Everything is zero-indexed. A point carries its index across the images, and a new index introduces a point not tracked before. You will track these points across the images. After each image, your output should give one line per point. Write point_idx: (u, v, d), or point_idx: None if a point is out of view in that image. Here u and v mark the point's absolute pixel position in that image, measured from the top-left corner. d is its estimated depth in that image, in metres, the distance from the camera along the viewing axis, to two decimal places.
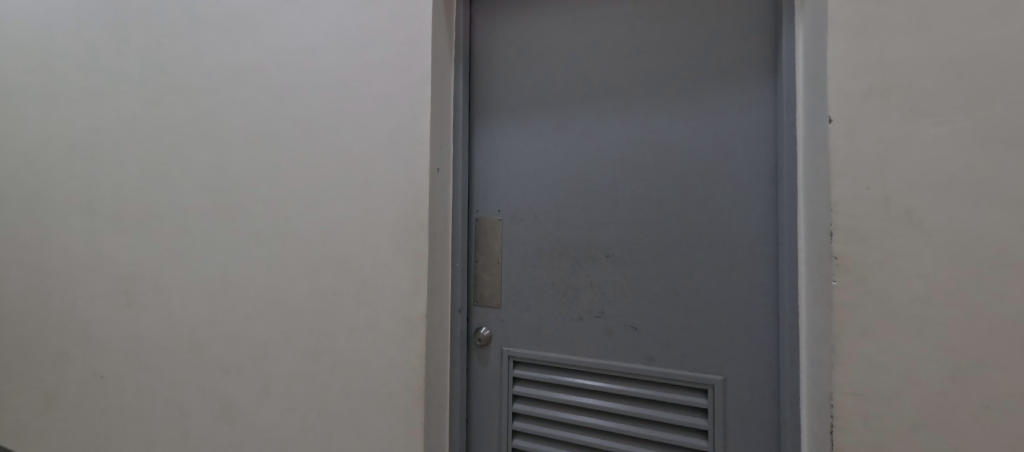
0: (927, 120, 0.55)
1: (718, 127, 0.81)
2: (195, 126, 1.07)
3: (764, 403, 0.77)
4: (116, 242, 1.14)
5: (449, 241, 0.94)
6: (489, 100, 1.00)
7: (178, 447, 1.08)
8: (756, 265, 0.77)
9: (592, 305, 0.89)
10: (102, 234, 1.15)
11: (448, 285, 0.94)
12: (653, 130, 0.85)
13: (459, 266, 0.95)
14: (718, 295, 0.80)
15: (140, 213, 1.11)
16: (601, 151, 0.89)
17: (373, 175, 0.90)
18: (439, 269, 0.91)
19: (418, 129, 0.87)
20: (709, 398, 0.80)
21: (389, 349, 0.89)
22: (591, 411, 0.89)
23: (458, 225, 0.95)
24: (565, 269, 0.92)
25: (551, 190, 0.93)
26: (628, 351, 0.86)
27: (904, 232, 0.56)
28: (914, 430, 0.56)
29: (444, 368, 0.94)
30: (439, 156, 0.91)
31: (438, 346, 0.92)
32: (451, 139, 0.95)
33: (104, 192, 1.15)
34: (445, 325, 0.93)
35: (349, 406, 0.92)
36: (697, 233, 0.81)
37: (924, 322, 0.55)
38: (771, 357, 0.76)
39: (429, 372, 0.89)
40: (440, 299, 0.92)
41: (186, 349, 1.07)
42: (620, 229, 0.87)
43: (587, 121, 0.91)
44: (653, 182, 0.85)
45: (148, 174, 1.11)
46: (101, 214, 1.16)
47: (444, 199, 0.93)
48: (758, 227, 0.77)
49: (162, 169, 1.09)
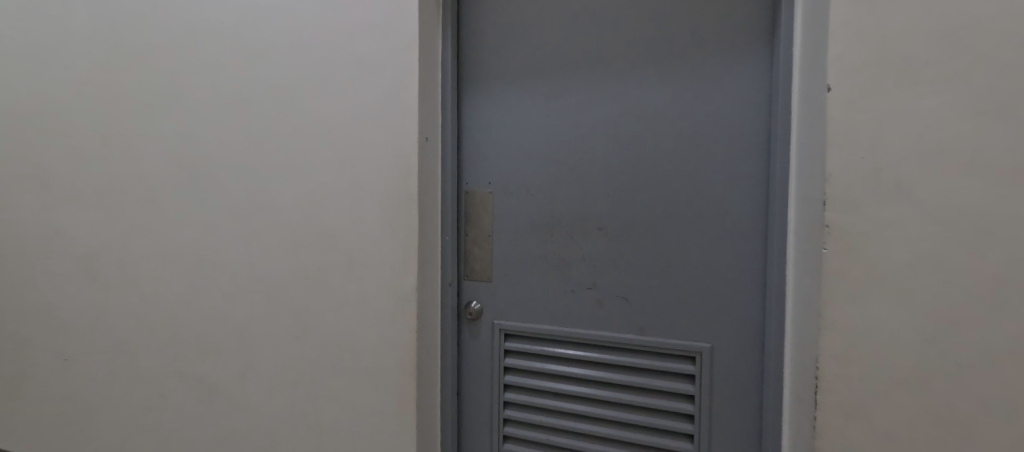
0: (922, 90, 0.56)
1: (713, 98, 0.80)
2: (159, 92, 0.99)
3: (749, 368, 0.80)
4: (75, 217, 1.06)
5: (439, 214, 0.92)
6: (476, 69, 0.96)
7: (157, 428, 1.04)
8: (744, 236, 0.79)
9: (584, 277, 0.90)
10: (59, 209, 1.07)
11: (438, 259, 0.92)
12: (648, 100, 0.84)
13: (448, 239, 0.93)
14: (708, 266, 0.81)
15: (100, 185, 1.04)
16: (594, 121, 0.87)
17: (358, 145, 0.86)
18: (429, 242, 0.89)
19: (405, 97, 0.83)
20: (697, 365, 0.83)
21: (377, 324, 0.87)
22: (582, 381, 0.90)
23: (447, 198, 0.92)
24: (557, 241, 0.91)
25: (542, 162, 0.91)
26: (619, 322, 0.87)
27: (893, 202, 0.57)
28: (892, 389, 0.58)
29: (435, 343, 0.93)
30: (427, 125, 0.87)
31: (429, 320, 0.91)
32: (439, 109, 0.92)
33: (58, 163, 1.06)
34: (435, 299, 0.92)
35: (338, 382, 0.90)
36: (688, 205, 0.82)
37: (907, 288, 0.57)
38: (757, 325, 0.79)
39: (420, 346, 0.88)
40: (430, 273, 0.90)
41: (160, 328, 1.02)
42: (613, 201, 0.87)
43: (580, 90, 0.88)
44: (647, 154, 0.84)
45: (107, 144, 1.03)
46: (56, 187, 1.07)
47: (433, 171, 0.90)
48: (750, 199, 0.78)
49: (123, 138, 1.01)
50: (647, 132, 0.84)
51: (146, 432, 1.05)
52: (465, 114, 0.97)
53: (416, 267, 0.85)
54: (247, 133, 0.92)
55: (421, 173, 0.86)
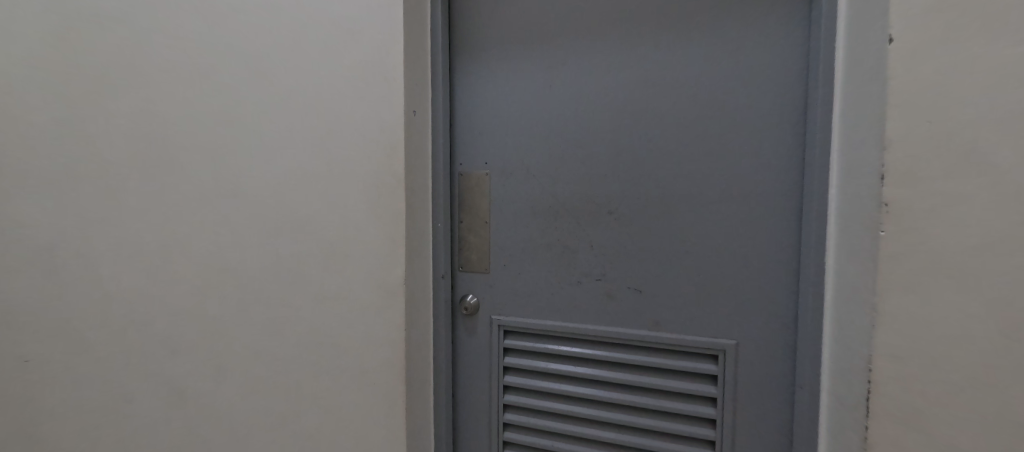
0: (1003, 33, 0.46)
1: (740, 62, 0.70)
2: None
3: (778, 367, 0.71)
4: None
5: (430, 198, 0.82)
6: (468, 37, 0.86)
7: None
8: (774, 220, 0.70)
9: (592, 266, 0.80)
10: None
11: (429, 249, 0.83)
12: (664, 66, 0.74)
13: (441, 226, 0.83)
14: (733, 253, 0.72)
15: None
16: (603, 91, 0.78)
17: (336, 119, 0.75)
18: (418, 229, 0.80)
19: (390, 63, 0.74)
20: (720, 364, 0.74)
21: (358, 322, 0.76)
22: (590, 382, 0.82)
23: (439, 181, 0.83)
24: (562, 228, 0.82)
25: (544, 140, 0.82)
26: (631, 317, 0.79)
27: (966, 171, 0.48)
28: (961, 394, 0.49)
29: (426, 340, 0.85)
30: (415, 96, 0.78)
31: (419, 316, 0.82)
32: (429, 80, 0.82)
33: None
34: (427, 293, 0.83)
35: (317, 388, 0.80)
36: (709, 185, 0.73)
37: (981, 274, 0.48)
38: (788, 319, 0.70)
39: (409, 344, 0.80)
40: (419, 264, 0.81)
41: None
42: (625, 181, 0.77)
43: (587, 56, 0.79)
44: (663, 128, 0.75)
45: None
46: None
47: (422, 149, 0.81)
48: (782, 177, 0.69)
49: None
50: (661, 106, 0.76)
51: None
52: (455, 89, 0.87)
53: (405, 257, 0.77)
54: (189, 99, 0.76)
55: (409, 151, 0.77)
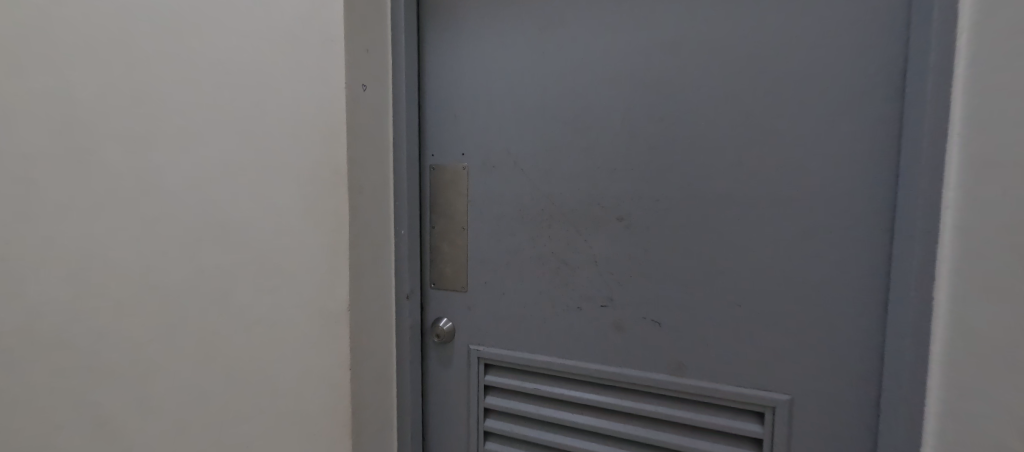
0: None
1: (804, 13, 0.51)
2: None
3: (848, 434, 0.52)
4: None
5: (391, 198, 0.65)
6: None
7: None
8: (847, 233, 0.51)
9: (596, 288, 0.62)
10: None
11: (391, 261, 0.66)
12: (697, 23, 0.55)
13: (405, 234, 0.66)
14: (788, 277, 0.53)
15: None
16: (613, 59, 0.59)
17: (260, 85, 0.53)
18: (374, 237, 0.63)
19: (328, 19, 0.55)
20: (766, 425, 0.55)
21: (286, 368, 0.56)
22: (591, 435, 0.64)
23: (401, 177, 0.66)
24: (559, 237, 0.64)
25: (537, 124, 0.64)
26: (648, 355, 0.60)
27: None
28: None
29: (388, 375, 0.68)
30: (367, 66, 0.60)
31: (378, 346, 0.65)
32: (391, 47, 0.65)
33: None
34: (388, 316, 0.66)
35: None
36: (756, 183, 0.54)
37: None
38: (865, 370, 0.51)
39: (363, 384, 0.63)
40: (377, 281, 0.64)
41: None
42: (640, 178, 0.59)
43: (592, 13, 0.60)
44: (693, 105, 0.56)
45: None
46: None
47: (380, 136, 0.63)
48: (861, 174, 0.50)
49: None
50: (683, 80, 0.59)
51: None
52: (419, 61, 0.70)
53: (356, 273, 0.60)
54: None
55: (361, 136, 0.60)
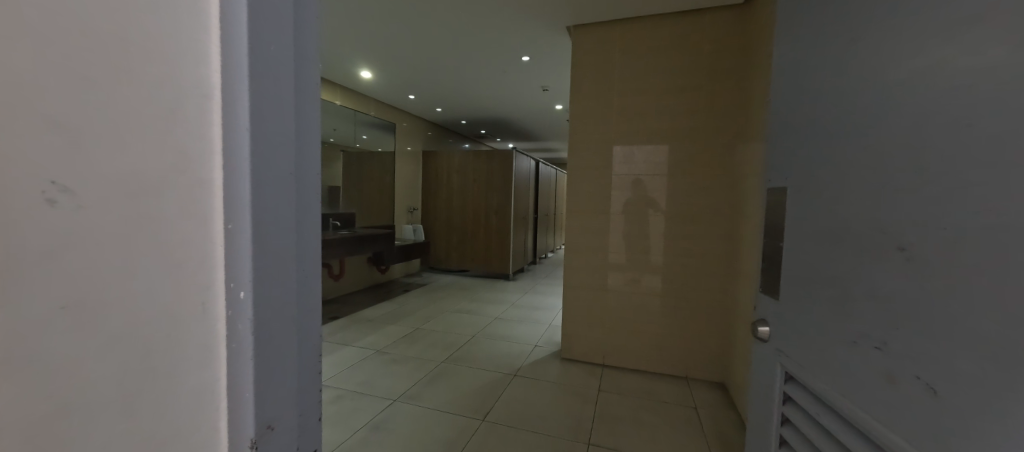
0: None
1: None
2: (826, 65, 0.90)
3: None
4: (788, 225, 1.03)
5: (164, 239, 0.59)
6: (807, 64, 0.98)
7: (763, 408, 1.13)
8: None
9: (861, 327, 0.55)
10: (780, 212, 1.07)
11: (217, 296, 0.61)
12: None
13: (242, 233, 0.59)
14: None
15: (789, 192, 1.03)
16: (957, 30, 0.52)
17: (100, 187, 0.56)
18: (159, 251, 0.59)
19: (154, 105, 0.57)
20: None
21: (107, 429, 0.59)
22: None
23: (241, 202, 0.59)
24: (877, 246, 0.74)
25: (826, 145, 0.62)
26: None
27: None
28: None
29: (211, 401, 0.62)
30: (223, 102, 0.58)
31: (144, 376, 0.59)
32: (282, 75, 0.61)
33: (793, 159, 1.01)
34: (165, 346, 0.60)
35: (303, 424, 0.70)
36: None
37: None
38: None
39: (157, 405, 0.60)
40: (180, 304, 0.60)
41: (788, 319, 1.02)
42: None
43: None
44: None
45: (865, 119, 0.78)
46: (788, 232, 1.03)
47: (172, 190, 0.58)
48: None
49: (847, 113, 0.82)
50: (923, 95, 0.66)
51: (761, 406, 1.14)
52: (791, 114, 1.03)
53: (147, 286, 0.58)
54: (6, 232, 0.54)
55: (141, 141, 0.57)
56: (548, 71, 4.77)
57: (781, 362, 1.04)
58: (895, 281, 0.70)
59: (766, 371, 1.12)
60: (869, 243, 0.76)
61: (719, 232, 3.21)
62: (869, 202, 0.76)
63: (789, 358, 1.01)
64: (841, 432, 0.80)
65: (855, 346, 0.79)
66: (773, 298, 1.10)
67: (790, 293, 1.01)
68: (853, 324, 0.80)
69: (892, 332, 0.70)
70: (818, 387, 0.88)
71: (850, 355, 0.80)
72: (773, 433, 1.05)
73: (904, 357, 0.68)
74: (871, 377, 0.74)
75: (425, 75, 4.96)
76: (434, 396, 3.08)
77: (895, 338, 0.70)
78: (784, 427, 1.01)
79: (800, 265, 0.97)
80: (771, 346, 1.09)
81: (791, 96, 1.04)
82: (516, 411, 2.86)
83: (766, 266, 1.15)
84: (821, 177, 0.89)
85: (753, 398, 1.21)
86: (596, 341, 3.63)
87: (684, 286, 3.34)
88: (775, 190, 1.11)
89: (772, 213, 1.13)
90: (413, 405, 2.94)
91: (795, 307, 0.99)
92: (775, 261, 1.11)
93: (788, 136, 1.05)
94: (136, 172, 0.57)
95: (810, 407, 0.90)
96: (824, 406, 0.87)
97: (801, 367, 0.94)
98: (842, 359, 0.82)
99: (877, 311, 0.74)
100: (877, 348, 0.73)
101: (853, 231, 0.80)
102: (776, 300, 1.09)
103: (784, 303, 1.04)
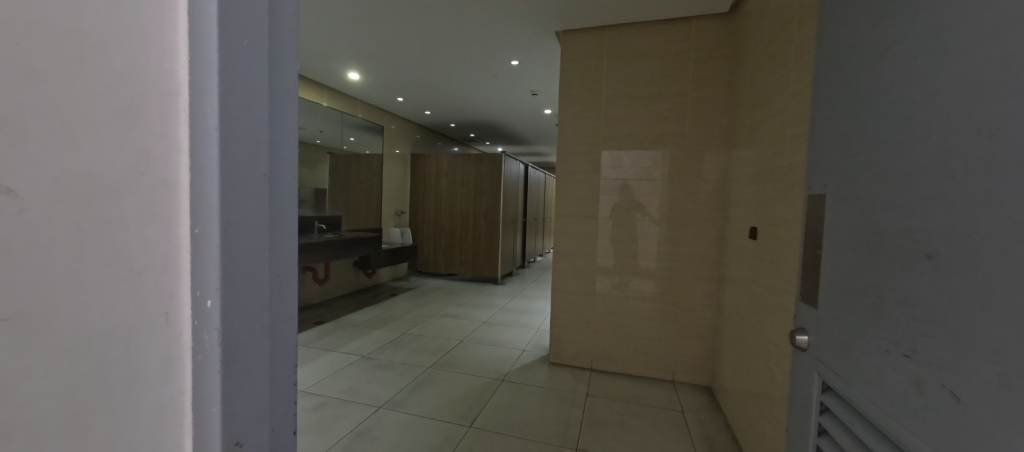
0: None
1: None
2: (869, 74, 0.90)
3: None
4: (833, 233, 1.03)
5: (122, 243, 0.50)
6: (852, 71, 0.97)
7: (803, 417, 1.12)
8: None
9: None
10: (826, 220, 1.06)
11: (182, 308, 0.54)
12: None
13: (209, 238, 0.53)
14: None
15: (833, 198, 1.03)
16: None
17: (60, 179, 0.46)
18: (113, 259, 0.50)
19: (116, 88, 0.49)
20: None
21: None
22: None
23: (208, 202, 0.53)
24: (915, 256, 0.74)
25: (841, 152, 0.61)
26: None
27: None
28: None
29: (175, 419, 0.55)
30: (191, 94, 0.52)
31: (99, 402, 0.50)
32: (255, 69, 0.56)
33: (840, 165, 1.01)
34: (124, 366, 0.52)
35: (276, 441, 0.64)
36: None
37: None
38: None
39: (107, 436, 0.51)
40: (137, 318, 0.52)
41: (829, 328, 1.02)
42: None
43: None
44: None
45: (913, 127, 0.77)
46: (832, 239, 1.03)
47: (133, 186, 0.50)
48: None
49: (893, 119, 0.82)
50: (970, 101, 0.65)
51: (800, 415, 1.14)
52: (841, 123, 1.01)
53: (96, 302, 0.49)
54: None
55: (91, 131, 0.48)
56: (544, 75, 4.75)
57: (818, 371, 1.05)
58: (926, 291, 0.71)
59: (805, 381, 1.12)
60: (902, 256, 0.77)
61: (711, 236, 3.19)
62: (908, 212, 0.76)
63: (827, 367, 1.01)
64: (873, 442, 0.82)
65: (888, 355, 0.80)
66: (813, 308, 1.10)
67: (830, 303, 1.02)
68: (886, 332, 0.81)
69: (921, 341, 0.72)
70: (852, 396, 0.89)
71: (883, 364, 0.81)
72: (812, 442, 1.06)
73: (932, 366, 0.69)
74: (901, 386, 0.76)
75: (413, 77, 4.88)
76: (419, 402, 3.00)
77: (924, 347, 0.71)
78: (823, 437, 1.02)
79: (843, 274, 0.97)
80: (812, 356, 1.09)
81: (834, 104, 1.04)
82: (502, 417, 2.79)
83: (808, 274, 1.16)
84: (864, 187, 0.90)
85: (791, 408, 1.20)
86: (588, 346, 3.59)
87: (671, 291, 3.32)
88: (818, 196, 1.12)
89: (815, 220, 1.14)
90: (397, 412, 2.85)
91: (835, 316, 0.99)
92: (816, 268, 1.12)
93: (831, 143, 1.05)
94: (86, 166, 0.48)
95: (844, 415, 0.91)
96: (859, 415, 0.88)
97: (839, 376, 0.95)
98: (876, 366, 0.83)
99: (908, 320, 0.75)
100: (906, 355, 0.75)
101: (892, 241, 0.81)
102: (815, 309, 1.10)
103: (824, 313, 1.04)
